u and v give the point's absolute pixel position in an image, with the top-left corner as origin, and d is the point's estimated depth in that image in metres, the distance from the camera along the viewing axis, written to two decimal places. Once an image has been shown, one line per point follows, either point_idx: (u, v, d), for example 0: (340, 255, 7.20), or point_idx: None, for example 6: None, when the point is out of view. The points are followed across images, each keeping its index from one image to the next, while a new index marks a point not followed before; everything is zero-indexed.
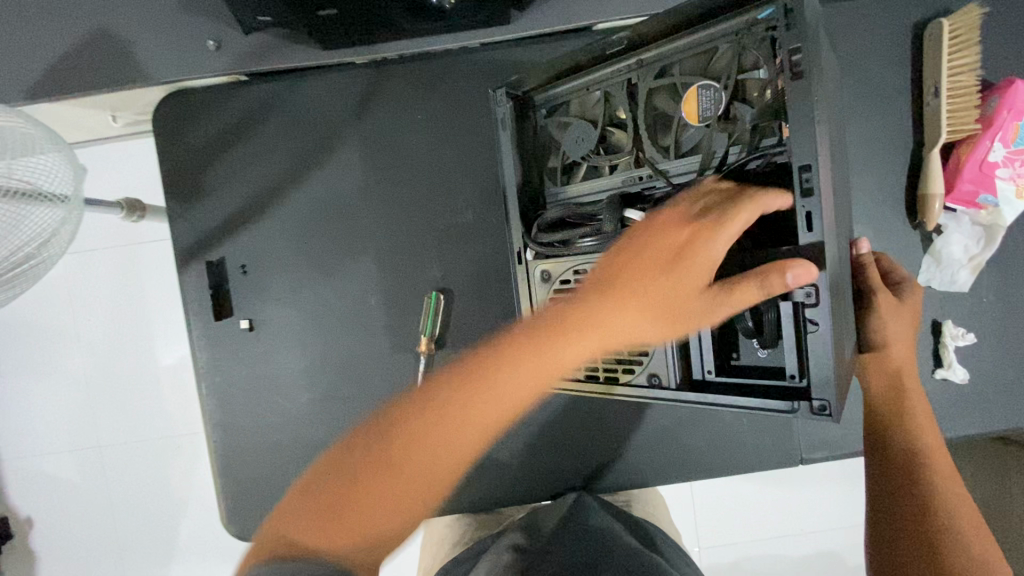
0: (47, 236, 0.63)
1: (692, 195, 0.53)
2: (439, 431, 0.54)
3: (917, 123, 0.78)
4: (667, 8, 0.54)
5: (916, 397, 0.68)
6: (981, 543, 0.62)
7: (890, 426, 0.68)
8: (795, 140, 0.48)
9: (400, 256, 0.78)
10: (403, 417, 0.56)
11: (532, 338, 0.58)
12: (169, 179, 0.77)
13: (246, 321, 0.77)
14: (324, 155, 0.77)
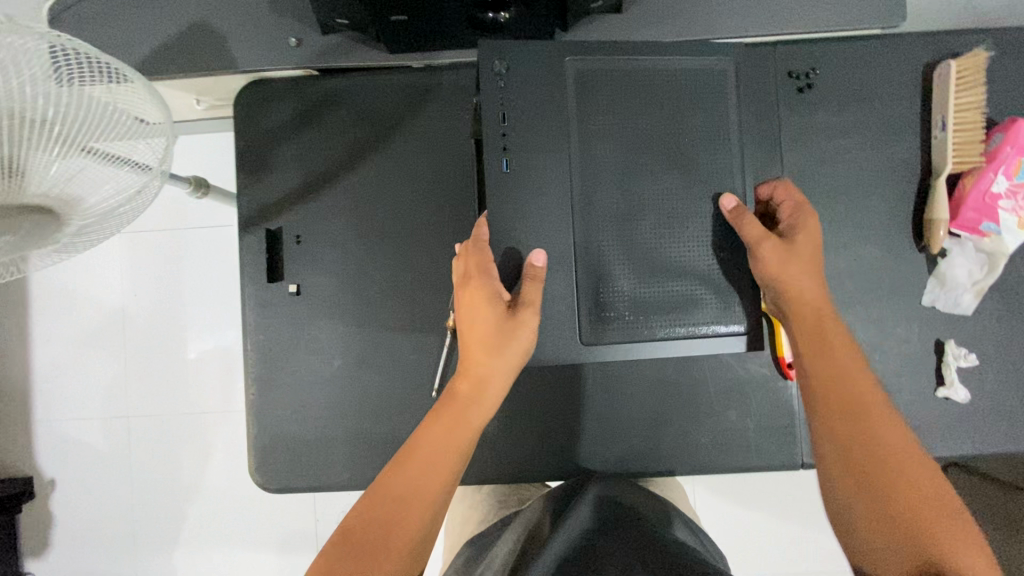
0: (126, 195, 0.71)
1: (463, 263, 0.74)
2: (402, 485, 0.67)
3: (926, 155, 0.84)
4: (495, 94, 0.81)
5: (837, 341, 0.70)
6: (920, 474, 0.63)
7: (823, 354, 0.69)
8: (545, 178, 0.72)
9: (437, 238, 0.86)
10: (380, 492, 0.67)
11: (444, 414, 0.72)
12: (241, 156, 0.87)
13: (293, 286, 0.85)
14: (379, 144, 0.86)
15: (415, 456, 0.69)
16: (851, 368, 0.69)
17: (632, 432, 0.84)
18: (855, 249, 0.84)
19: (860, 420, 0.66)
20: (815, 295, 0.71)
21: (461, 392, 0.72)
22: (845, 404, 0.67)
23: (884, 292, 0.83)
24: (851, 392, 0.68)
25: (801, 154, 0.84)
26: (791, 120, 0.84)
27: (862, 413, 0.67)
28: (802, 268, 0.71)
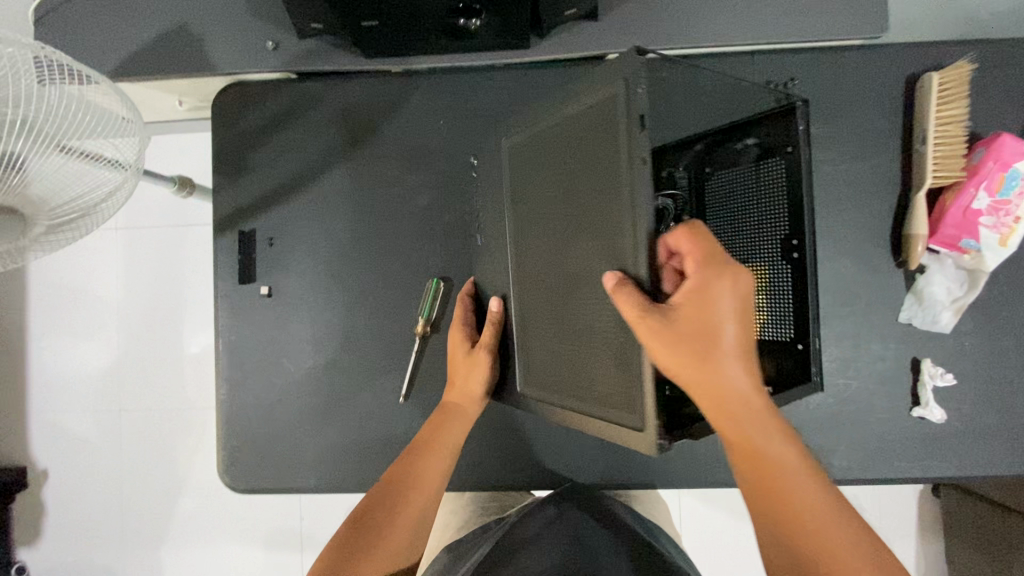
0: (104, 193, 0.71)
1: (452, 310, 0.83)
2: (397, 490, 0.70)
3: (906, 168, 0.82)
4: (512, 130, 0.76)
5: (756, 425, 0.56)
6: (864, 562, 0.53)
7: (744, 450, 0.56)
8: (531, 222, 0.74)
9: (410, 244, 0.85)
10: (376, 497, 0.69)
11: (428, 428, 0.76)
12: (219, 157, 0.87)
13: (266, 288, 0.86)
14: (353, 148, 0.86)
15: (408, 454, 0.73)
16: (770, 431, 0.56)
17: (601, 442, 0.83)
18: (831, 263, 0.82)
19: (775, 489, 0.56)
20: (736, 386, 0.55)
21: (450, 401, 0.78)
22: (770, 464, 0.56)
23: (859, 308, 0.82)
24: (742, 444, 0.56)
25: None
26: None
27: (779, 485, 0.56)
28: (697, 360, 0.53)
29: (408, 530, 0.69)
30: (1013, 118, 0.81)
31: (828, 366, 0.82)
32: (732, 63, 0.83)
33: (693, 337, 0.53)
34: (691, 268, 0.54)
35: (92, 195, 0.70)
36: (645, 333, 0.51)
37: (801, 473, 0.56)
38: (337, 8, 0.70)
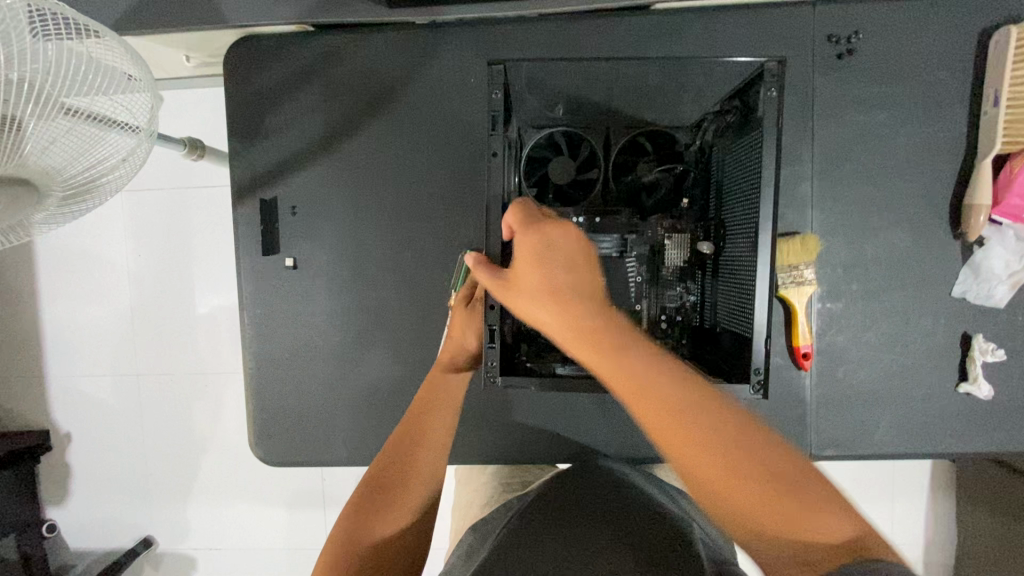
0: (115, 160, 0.66)
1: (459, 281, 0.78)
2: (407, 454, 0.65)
3: (972, 133, 0.77)
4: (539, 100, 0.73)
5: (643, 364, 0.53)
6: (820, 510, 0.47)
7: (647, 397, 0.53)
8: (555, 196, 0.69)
9: (441, 213, 0.81)
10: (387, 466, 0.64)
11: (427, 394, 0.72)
12: (234, 120, 0.82)
13: (290, 260, 0.82)
14: (379, 109, 0.80)
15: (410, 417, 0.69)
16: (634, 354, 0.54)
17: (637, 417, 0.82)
18: (885, 234, 0.78)
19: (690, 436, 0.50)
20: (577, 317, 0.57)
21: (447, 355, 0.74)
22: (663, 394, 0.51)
23: (912, 281, 0.78)
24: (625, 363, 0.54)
25: (836, 130, 0.77)
26: (828, 91, 0.77)
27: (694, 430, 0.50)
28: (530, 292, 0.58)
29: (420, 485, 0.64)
30: None
31: (876, 341, 0.79)
32: (793, 14, 0.76)
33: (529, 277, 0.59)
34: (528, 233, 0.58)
35: (105, 163, 0.66)
36: (510, 298, 0.59)
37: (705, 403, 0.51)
38: None
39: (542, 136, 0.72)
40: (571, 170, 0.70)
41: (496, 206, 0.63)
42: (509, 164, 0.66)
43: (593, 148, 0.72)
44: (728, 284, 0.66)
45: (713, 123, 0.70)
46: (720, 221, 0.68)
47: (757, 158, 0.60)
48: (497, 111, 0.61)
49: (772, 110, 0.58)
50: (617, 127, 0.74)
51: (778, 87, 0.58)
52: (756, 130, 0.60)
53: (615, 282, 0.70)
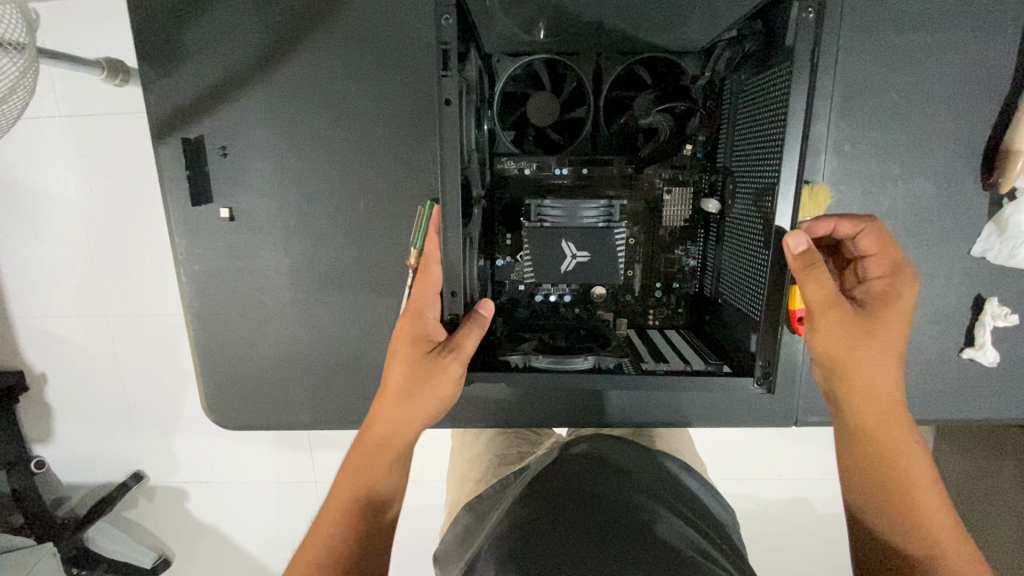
0: (6, 85, 0.59)
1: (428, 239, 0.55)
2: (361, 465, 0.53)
3: (1021, 63, 0.65)
4: (511, 19, 0.55)
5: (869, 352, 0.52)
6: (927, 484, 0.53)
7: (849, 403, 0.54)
8: (531, 147, 0.62)
9: (393, 154, 0.69)
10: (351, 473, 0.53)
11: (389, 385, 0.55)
12: (140, 38, 0.68)
13: (225, 209, 0.71)
14: (316, 26, 0.66)
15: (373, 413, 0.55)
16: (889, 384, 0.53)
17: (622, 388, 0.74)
18: (905, 184, 0.68)
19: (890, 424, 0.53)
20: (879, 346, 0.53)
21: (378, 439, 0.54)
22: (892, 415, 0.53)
23: (929, 237, 0.69)
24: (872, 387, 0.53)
25: (863, 57, 0.65)
26: (857, 8, 0.63)
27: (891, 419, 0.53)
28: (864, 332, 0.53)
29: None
30: None
31: None
32: None
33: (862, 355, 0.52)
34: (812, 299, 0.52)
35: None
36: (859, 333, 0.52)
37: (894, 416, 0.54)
38: None
39: (518, 67, 0.61)
40: (552, 112, 0.61)
41: (454, 172, 0.45)
42: (467, 113, 0.50)
43: (579, 80, 0.61)
44: (734, 250, 0.57)
45: (726, 52, 0.57)
46: (728, 172, 0.58)
47: (782, 99, 0.47)
48: (450, 43, 0.42)
49: (806, 36, 0.44)
50: (610, 52, 0.61)
51: (816, 7, 0.44)
52: (785, 63, 0.47)
53: (604, 257, 0.56)
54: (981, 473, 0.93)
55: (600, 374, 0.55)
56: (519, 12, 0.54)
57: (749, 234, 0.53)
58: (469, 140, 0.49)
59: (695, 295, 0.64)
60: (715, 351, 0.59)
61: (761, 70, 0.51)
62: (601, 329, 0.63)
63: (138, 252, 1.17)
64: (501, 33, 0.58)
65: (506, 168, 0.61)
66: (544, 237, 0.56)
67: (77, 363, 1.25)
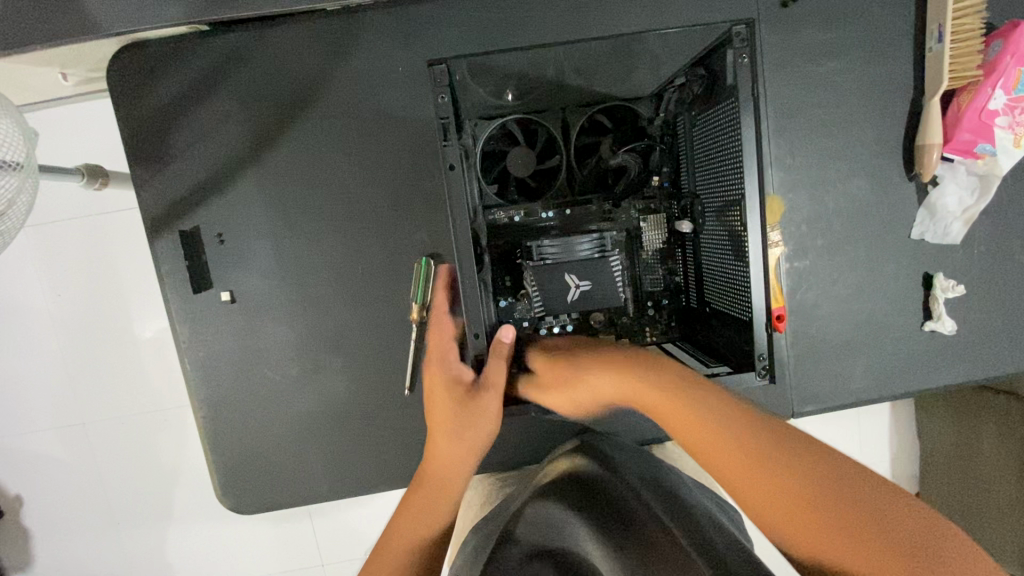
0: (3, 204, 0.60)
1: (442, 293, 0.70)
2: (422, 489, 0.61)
3: (919, 72, 0.75)
4: (486, 84, 0.65)
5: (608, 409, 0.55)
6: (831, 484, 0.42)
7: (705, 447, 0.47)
8: (519, 194, 0.68)
9: (384, 219, 0.73)
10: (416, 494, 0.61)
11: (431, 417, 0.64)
12: (130, 142, 0.71)
13: (227, 293, 0.74)
14: (299, 113, 0.71)
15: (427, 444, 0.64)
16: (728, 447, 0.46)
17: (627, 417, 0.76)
18: (843, 184, 0.77)
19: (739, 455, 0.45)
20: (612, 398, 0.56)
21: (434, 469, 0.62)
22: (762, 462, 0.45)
23: (872, 228, 0.78)
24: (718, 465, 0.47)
25: (788, 83, 0.74)
26: (775, 44, 0.73)
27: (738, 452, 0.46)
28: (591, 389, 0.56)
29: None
30: None
31: (844, 293, 0.79)
32: None
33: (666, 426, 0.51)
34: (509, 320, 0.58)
35: None
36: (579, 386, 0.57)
37: (789, 473, 0.43)
38: None
39: (494, 128, 0.67)
40: (530, 161, 0.66)
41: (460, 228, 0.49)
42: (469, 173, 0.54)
43: (550, 134, 0.67)
44: (715, 264, 0.62)
45: (674, 95, 0.65)
46: (695, 196, 0.64)
47: (736, 129, 0.54)
48: (448, 116, 0.48)
49: (745, 77, 0.52)
50: (573, 106, 0.68)
51: (749, 53, 0.51)
52: (731, 101, 0.54)
53: (605, 285, 0.60)
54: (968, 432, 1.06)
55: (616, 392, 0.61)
56: (496, 77, 0.64)
57: (729, 250, 0.59)
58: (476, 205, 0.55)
59: (683, 308, 0.69)
60: (712, 358, 0.63)
61: (709, 107, 0.59)
62: None
63: (120, 351, 1.15)
64: (477, 99, 0.66)
65: (497, 219, 0.65)
66: (549, 276, 0.59)
67: (61, 477, 1.19)
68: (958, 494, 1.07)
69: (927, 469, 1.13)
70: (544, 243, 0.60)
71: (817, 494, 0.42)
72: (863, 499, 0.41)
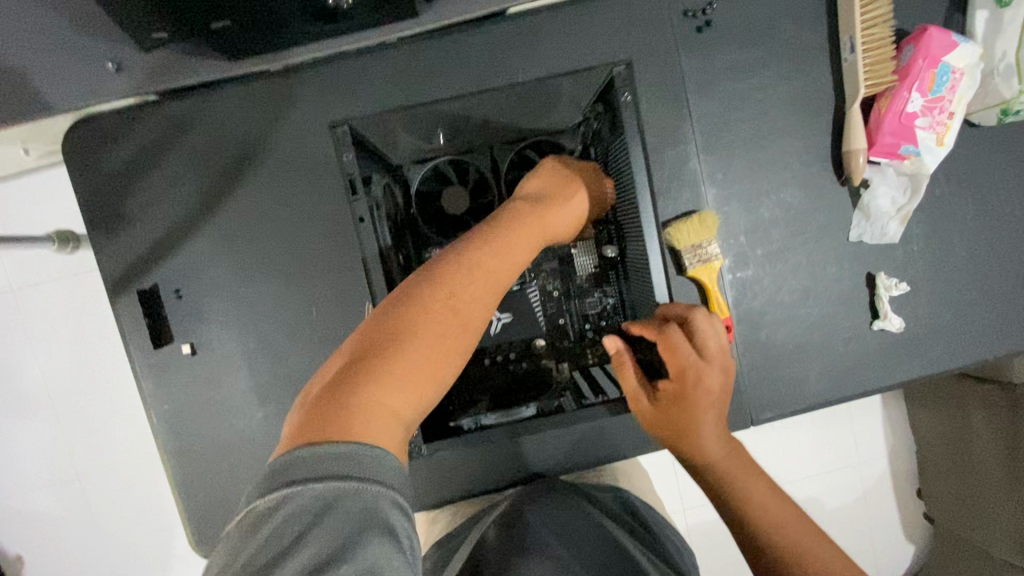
0: None
1: (547, 189, 0.71)
2: (410, 361, 0.50)
3: (839, 81, 0.78)
4: (405, 121, 0.73)
5: (712, 414, 0.62)
6: (767, 501, 0.58)
7: (673, 436, 0.63)
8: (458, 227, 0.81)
9: (333, 263, 0.76)
10: (390, 363, 0.49)
11: (437, 285, 0.56)
12: (89, 210, 0.75)
13: (187, 345, 0.76)
14: (245, 170, 0.75)
15: (423, 318, 0.53)
16: (712, 436, 0.61)
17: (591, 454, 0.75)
18: (777, 194, 0.79)
19: (688, 447, 0.62)
20: (639, 403, 0.65)
21: (422, 336, 0.52)
22: (724, 468, 0.60)
23: (811, 234, 0.80)
24: (688, 446, 0.62)
25: (711, 103, 0.77)
26: (694, 66, 0.76)
27: (690, 442, 0.62)
28: (637, 390, 0.65)
29: (405, 435, 0.47)
30: (930, 7, 0.79)
31: (790, 299, 0.80)
32: None
33: (676, 416, 0.62)
34: (537, 182, 0.72)
35: None
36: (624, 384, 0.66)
37: (757, 494, 0.58)
38: (169, 11, 0.56)
39: (426, 170, 0.80)
40: (461, 197, 0.80)
41: (375, 261, 0.68)
42: (381, 220, 0.72)
43: (480, 171, 0.81)
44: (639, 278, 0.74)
45: (587, 129, 0.82)
46: (617, 225, 0.79)
47: (626, 152, 0.73)
48: (353, 172, 0.68)
49: (629, 109, 0.71)
50: (501, 145, 0.81)
51: (630, 91, 0.71)
52: (621, 131, 0.73)
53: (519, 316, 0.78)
54: (957, 420, 1.06)
55: (541, 417, 0.72)
56: (418, 116, 0.73)
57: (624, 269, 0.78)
58: (388, 246, 0.71)
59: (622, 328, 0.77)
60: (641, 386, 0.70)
61: (615, 131, 0.75)
62: (546, 378, 0.78)
63: (103, 405, 1.17)
64: (406, 144, 0.76)
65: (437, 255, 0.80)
66: None
67: (52, 535, 1.20)
68: (956, 489, 1.10)
69: (929, 456, 1.15)
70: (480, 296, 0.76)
71: (757, 502, 0.58)
72: (790, 525, 0.56)
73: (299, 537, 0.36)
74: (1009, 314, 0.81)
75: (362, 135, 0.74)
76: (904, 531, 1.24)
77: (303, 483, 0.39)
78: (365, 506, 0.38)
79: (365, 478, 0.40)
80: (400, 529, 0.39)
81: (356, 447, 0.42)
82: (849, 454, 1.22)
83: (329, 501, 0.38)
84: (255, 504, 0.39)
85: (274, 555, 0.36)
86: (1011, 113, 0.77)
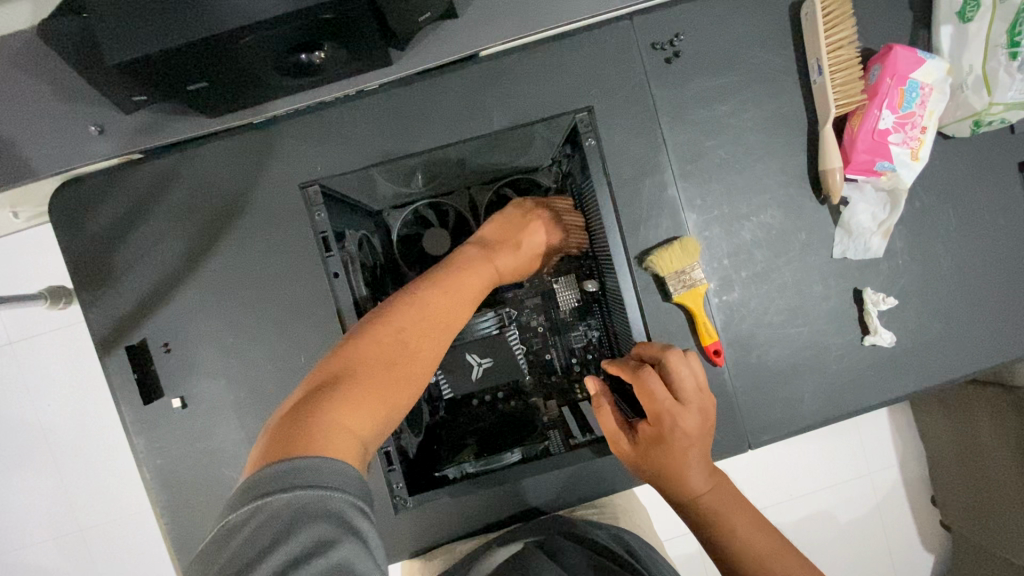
0: None
1: (503, 231, 0.83)
2: (372, 389, 0.58)
3: (810, 101, 0.79)
4: (385, 176, 0.79)
5: (694, 454, 0.64)
6: (748, 529, 0.62)
7: (656, 477, 0.65)
8: None
9: (319, 310, 0.76)
10: (351, 395, 0.56)
11: (394, 323, 0.64)
12: (76, 270, 0.76)
13: (178, 399, 0.76)
14: (229, 222, 0.75)
15: (384, 354, 0.61)
16: (698, 477, 0.64)
17: (586, 488, 0.74)
18: (757, 216, 0.79)
19: (671, 486, 0.64)
20: (620, 445, 0.67)
21: (372, 371, 0.59)
22: (706, 502, 0.64)
23: (794, 254, 0.80)
24: (673, 487, 0.64)
25: (686, 130, 0.78)
26: (666, 96, 0.77)
27: (673, 482, 0.64)
28: (617, 432, 0.67)
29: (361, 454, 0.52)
30: (895, 26, 0.80)
31: (778, 320, 0.80)
32: (611, 31, 0.76)
33: (658, 458, 0.64)
34: (496, 229, 0.83)
35: None
36: (603, 426, 0.68)
37: (737, 527, 0.62)
38: (144, 77, 0.57)
39: (407, 215, 0.89)
40: (443, 240, 0.90)
41: (350, 315, 0.76)
42: (356, 272, 0.80)
43: (460, 212, 0.91)
44: (618, 314, 0.80)
45: (559, 166, 0.89)
46: (594, 262, 0.86)
47: (596, 197, 0.79)
48: (325, 231, 0.75)
49: (597, 152, 0.77)
50: (478, 185, 0.90)
51: (595, 136, 0.76)
52: (590, 177, 0.80)
53: (501, 357, 0.82)
54: (965, 428, 1.03)
55: (525, 461, 0.76)
56: (403, 171, 0.79)
57: (603, 303, 0.84)
58: (362, 296, 0.79)
59: (604, 355, 0.84)
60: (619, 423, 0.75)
61: (584, 173, 0.81)
62: (531, 418, 0.82)
63: (102, 458, 1.15)
64: (388, 191, 0.83)
65: None
66: (459, 353, 0.81)
67: None
68: (972, 494, 1.06)
69: (941, 466, 1.12)
70: (466, 346, 0.82)
71: (738, 532, 0.61)
72: (767, 549, 0.60)
73: (273, 541, 0.40)
74: (999, 321, 0.81)
75: (336, 191, 0.78)
76: (923, 543, 1.21)
77: (273, 492, 0.43)
78: (330, 510, 0.43)
79: (329, 484, 0.45)
80: (362, 530, 0.44)
81: (323, 458, 0.46)
82: (857, 466, 1.20)
83: (297, 508, 0.42)
84: (224, 518, 0.42)
85: (251, 557, 0.40)
86: (983, 124, 0.78)
